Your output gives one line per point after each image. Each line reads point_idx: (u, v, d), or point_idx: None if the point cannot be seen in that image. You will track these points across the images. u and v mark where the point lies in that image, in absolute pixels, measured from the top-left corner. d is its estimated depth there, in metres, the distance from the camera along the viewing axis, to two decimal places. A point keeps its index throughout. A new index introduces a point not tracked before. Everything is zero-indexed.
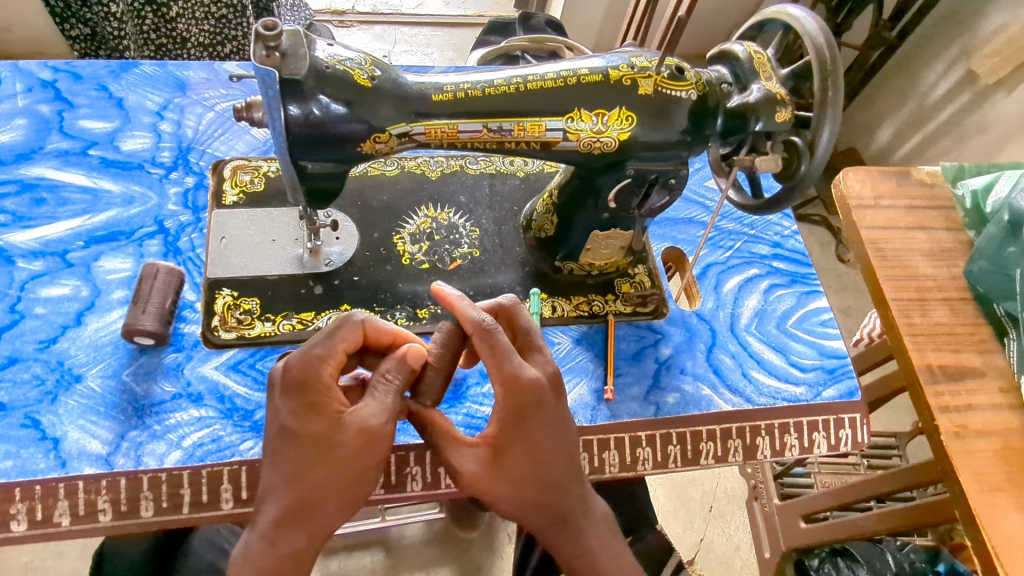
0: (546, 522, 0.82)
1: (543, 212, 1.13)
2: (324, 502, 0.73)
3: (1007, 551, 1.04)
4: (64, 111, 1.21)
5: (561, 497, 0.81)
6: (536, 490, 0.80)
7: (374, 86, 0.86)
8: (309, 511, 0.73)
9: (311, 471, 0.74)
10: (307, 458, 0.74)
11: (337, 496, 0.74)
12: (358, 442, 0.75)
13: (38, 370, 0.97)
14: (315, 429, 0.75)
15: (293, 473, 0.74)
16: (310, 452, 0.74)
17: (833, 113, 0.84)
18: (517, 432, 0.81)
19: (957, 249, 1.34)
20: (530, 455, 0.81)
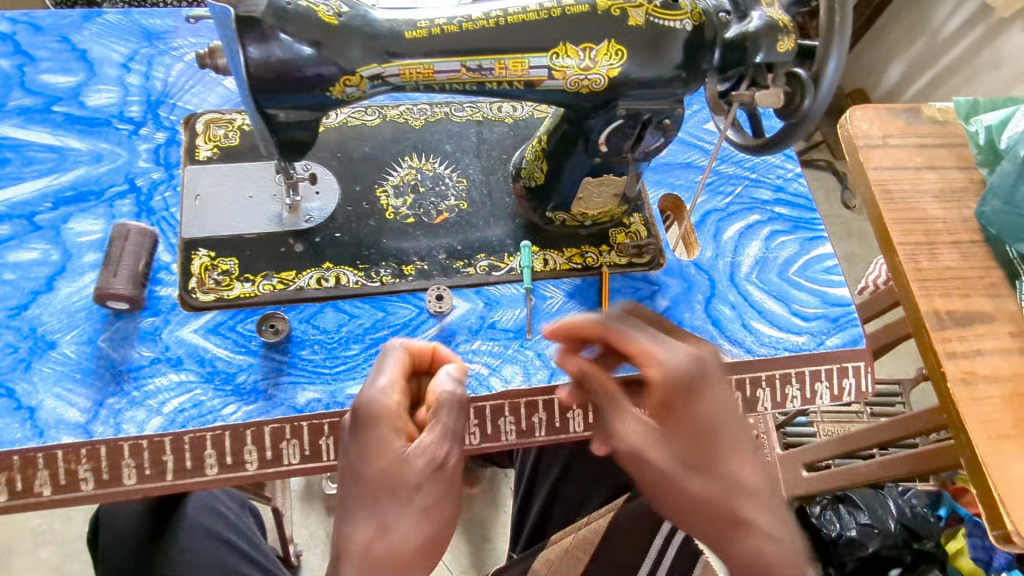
0: (718, 521, 0.69)
1: (531, 159, 1.06)
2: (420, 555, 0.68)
3: (1013, 497, 1.02)
4: (25, 66, 1.15)
5: (744, 537, 0.68)
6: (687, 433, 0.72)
7: (341, 23, 0.80)
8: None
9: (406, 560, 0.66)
10: (388, 473, 0.69)
11: (428, 556, 0.68)
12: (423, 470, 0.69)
13: (10, 338, 0.94)
14: (386, 453, 0.70)
15: (427, 534, 0.68)
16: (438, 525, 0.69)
17: (841, 40, 0.77)
18: (708, 376, 0.74)
19: (969, 189, 1.27)
20: (704, 453, 0.71)
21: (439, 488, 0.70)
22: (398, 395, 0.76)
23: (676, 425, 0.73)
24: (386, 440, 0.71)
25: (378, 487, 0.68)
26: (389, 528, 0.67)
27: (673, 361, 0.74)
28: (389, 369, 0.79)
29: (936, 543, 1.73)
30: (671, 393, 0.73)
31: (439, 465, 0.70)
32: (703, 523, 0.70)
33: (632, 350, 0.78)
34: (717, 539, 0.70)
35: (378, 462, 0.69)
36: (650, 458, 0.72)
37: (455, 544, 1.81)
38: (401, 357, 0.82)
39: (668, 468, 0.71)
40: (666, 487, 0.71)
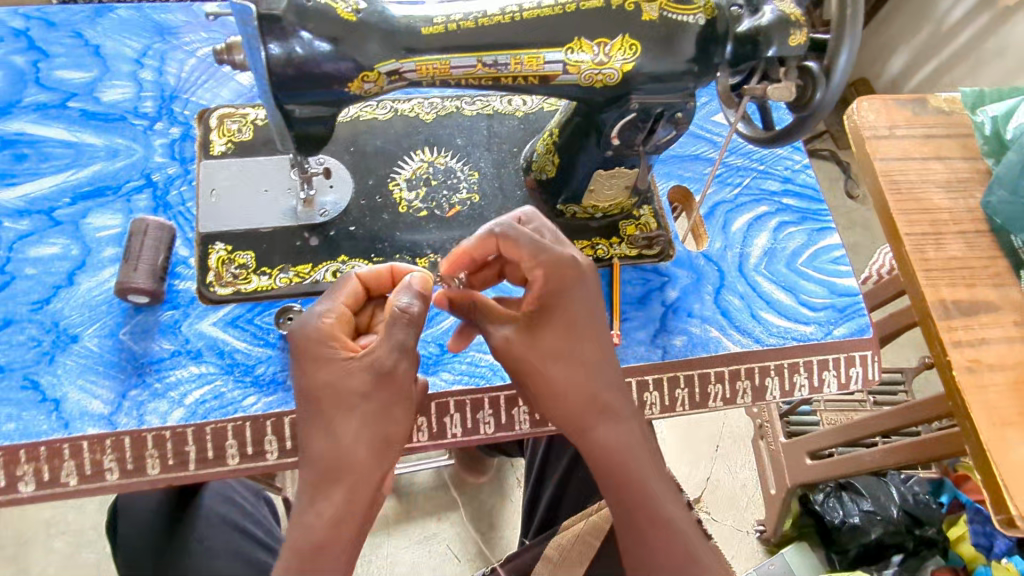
0: (580, 405, 0.83)
1: (543, 152, 1.07)
2: (375, 457, 0.76)
3: (1017, 483, 1.04)
4: (39, 62, 1.16)
5: (599, 421, 0.83)
6: (575, 352, 0.84)
7: (360, 19, 0.81)
8: (328, 548, 0.73)
9: (361, 462, 0.75)
10: (339, 387, 0.77)
11: (382, 463, 0.77)
12: (370, 382, 0.77)
13: (33, 332, 0.96)
14: (333, 366, 0.79)
15: (378, 436, 0.76)
16: (395, 425, 0.78)
17: (853, 32, 0.78)
18: (589, 276, 0.87)
19: (974, 179, 1.29)
20: (568, 345, 0.84)
21: (386, 396, 0.77)
22: (337, 319, 0.84)
23: (545, 321, 0.85)
24: (330, 357, 0.79)
25: (328, 400, 0.77)
26: (342, 435, 0.76)
27: (552, 254, 0.85)
28: (335, 297, 0.86)
29: (937, 529, 1.76)
30: (549, 292, 0.85)
31: (384, 375, 0.77)
32: (571, 404, 0.84)
33: (521, 257, 0.85)
34: (578, 423, 0.84)
35: (326, 376, 0.78)
36: (537, 349, 0.84)
37: (463, 533, 1.84)
38: (354, 284, 0.87)
39: (538, 351, 0.84)
40: (536, 374, 0.84)
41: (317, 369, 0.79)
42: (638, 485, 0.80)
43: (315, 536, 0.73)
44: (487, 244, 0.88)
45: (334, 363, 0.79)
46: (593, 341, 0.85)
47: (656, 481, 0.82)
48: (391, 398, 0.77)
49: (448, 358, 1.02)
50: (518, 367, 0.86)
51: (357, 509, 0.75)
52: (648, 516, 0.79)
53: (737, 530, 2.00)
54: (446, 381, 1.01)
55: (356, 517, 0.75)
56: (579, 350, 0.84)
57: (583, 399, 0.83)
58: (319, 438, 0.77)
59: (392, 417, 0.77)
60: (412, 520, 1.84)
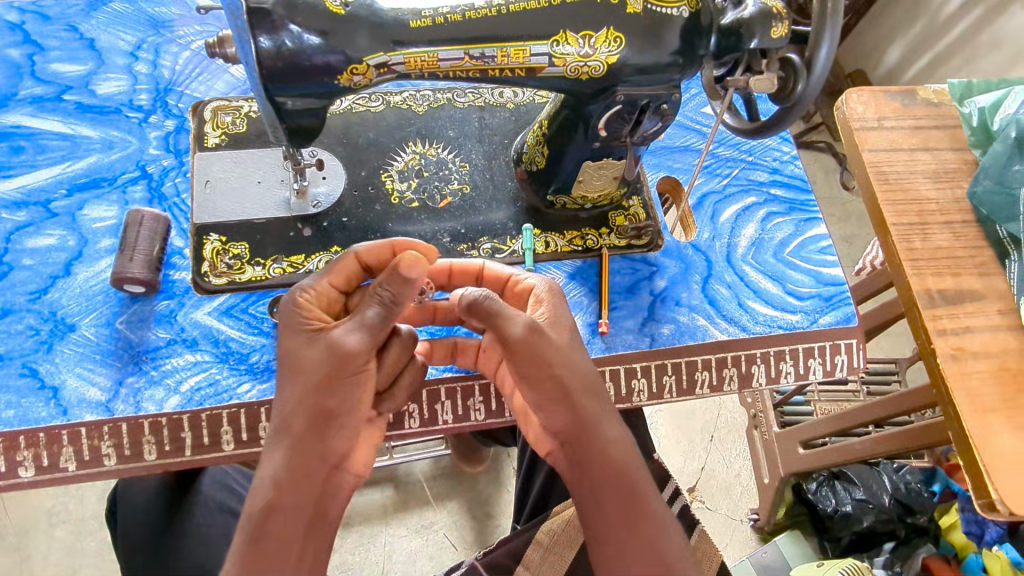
0: (598, 401, 0.82)
1: (533, 144, 1.09)
2: (322, 426, 0.78)
3: (999, 468, 1.06)
4: (35, 55, 1.17)
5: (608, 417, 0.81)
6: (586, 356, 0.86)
7: (348, 12, 0.82)
8: (276, 511, 0.74)
9: (307, 431, 0.77)
10: (296, 358, 0.80)
11: (321, 436, 0.78)
12: (322, 355, 0.79)
13: (32, 321, 0.97)
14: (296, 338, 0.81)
15: (320, 406, 0.77)
16: (339, 398, 0.79)
17: (833, 25, 0.79)
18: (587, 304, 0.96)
19: (962, 170, 1.30)
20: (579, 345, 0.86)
21: (335, 372, 0.78)
22: (314, 294, 0.86)
23: (563, 324, 0.88)
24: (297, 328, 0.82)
25: (288, 371, 0.80)
26: (292, 403, 0.78)
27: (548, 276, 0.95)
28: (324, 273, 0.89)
29: (929, 518, 1.78)
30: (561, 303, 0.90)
31: (338, 350, 0.78)
32: (592, 400, 0.81)
33: (509, 274, 0.97)
34: (596, 417, 0.80)
35: (291, 346, 0.81)
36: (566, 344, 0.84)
37: (460, 522, 1.86)
38: (347, 263, 0.89)
39: (566, 347, 0.84)
40: (563, 364, 0.81)
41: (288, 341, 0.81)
42: (644, 489, 0.77)
43: (263, 499, 0.74)
44: (472, 267, 0.99)
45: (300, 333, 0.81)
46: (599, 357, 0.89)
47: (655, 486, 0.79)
48: (339, 371, 0.78)
49: None
50: (545, 354, 0.81)
51: (300, 478, 0.75)
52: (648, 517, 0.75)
53: (732, 519, 2.02)
54: (438, 370, 1.03)
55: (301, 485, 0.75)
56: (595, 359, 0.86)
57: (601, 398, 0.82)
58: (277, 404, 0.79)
59: (340, 389, 0.79)
60: (408, 509, 1.87)
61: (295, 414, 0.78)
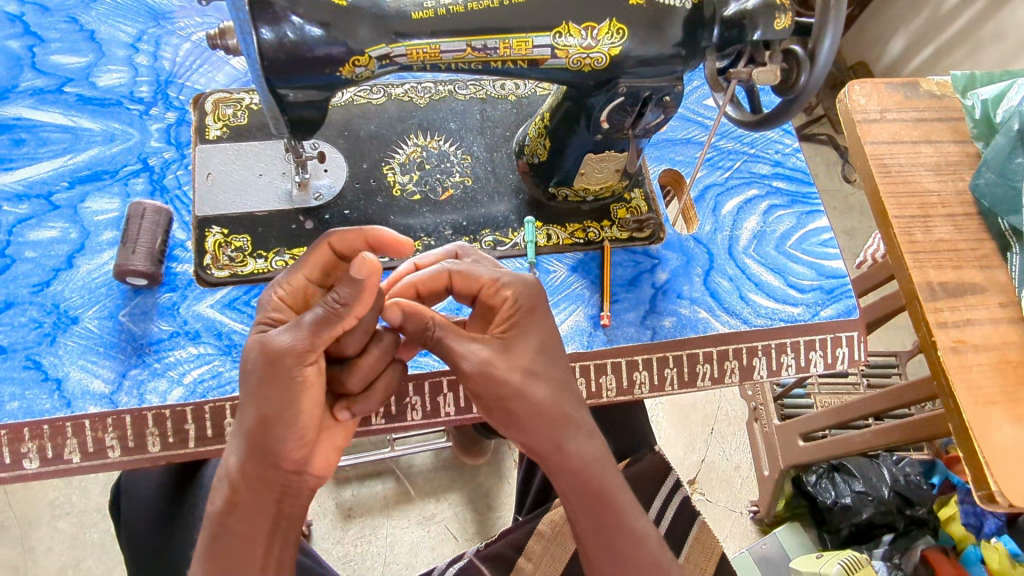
0: (556, 431, 0.77)
1: (535, 136, 1.09)
2: (261, 431, 0.73)
3: (999, 460, 1.06)
4: (35, 47, 1.17)
5: (570, 437, 0.77)
6: (548, 369, 0.79)
7: (350, 4, 0.83)
8: (237, 510, 0.75)
9: (255, 433, 0.73)
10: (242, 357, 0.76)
11: (265, 440, 0.73)
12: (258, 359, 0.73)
13: (35, 314, 0.98)
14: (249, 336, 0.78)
15: (257, 409, 0.73)
16: (273, 403, 0.73)
17: (837, 16, 0.79)
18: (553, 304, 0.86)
19: (964, 162, 1.30)
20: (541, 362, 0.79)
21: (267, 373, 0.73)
22: (283, 290, 0.82)
23: (520, 341, 0.80)
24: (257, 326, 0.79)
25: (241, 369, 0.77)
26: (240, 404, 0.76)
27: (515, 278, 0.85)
28: (298, 266, 0.83)
29: (928, 510, 1.78)
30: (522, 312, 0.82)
31: (269, 352, 0.73)
32: (549, 426, 0.76)
33: (480, 282, 0.85)
34: (555, 441, 0.76)
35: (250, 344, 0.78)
36: (518, 370, 0.77)
37: (462, 514, 1.87)
38: (320, 256, 0.83)
39: (520, 372, 0.77)
40: (516, 396, 0.76)
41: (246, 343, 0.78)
42: (613, 500, 0.77)
43: (223, 498, 0.75)
44: (439, 277, 0.88)
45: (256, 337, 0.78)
46: (567, 364, 0.82)
47: (627, 497, 0.79)
48: (272, 376, 0.73)
49: None
50: (488, 387, 0.77)
51: (252, 480, 0.75)
52: (615, 534, 0.77)
53: (732, 510, 2.03)
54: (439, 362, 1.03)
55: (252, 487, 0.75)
56: (556, 374, 0.79)
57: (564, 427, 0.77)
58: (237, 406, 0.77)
59: (278, 394, 0.73)
60: (409, 501, 1.87)
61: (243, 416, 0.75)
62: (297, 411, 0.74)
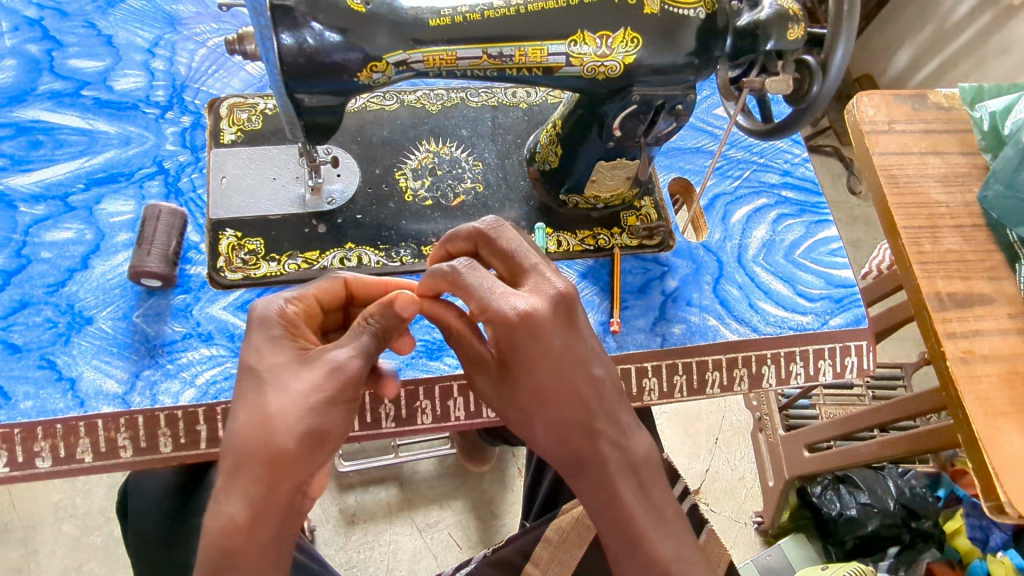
0: (563, 466, 0.72)
1: (546, 143, 1.10)
2: (292, 455, 0.63)
3: (1008, 471, 1.06)
4: (53, 51, 1.18)
5: (567, 463, 0.71)
6: (538, 400, 0.72)
7: (369, 11, 0.84)
8: (237, 560, 0.60)
9: (285, 455, 0.63)
10: (269, 369, 0.69)
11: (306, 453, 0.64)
12: (320, 371, 0.68)
13: (49, 314, 0.98)
14: (276, 348, 0.71)
15: (308, 422, 0.65)
16: (326, 417, 0.66)
17: (850, 28, 0.80)
18: (551, 325, 0.72)
19: (972, 174, 1.30)
20: (527, 391, 0.72)
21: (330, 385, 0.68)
22: (298, 303, 0.79)
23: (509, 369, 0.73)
24: (283, 336, 0.73)
25: (251, 381, 0.69)
26: (248, 426, 0.65)
27: (494, 310, 0.72)
28: (309, 288, 0.83)
29: (934, 523, 1.77)
30: (502, 345, 0.73)
31: (333, 366, 0.69)
32: (547, 453, 0.73)
33: (470, 305, 0.74)
34: (559, 469, 0.72)
35: (257, 357, 0.70)
36: (502, 406, 0.75)
37: (464, 521, 1.87)
38: (336, 284, 0.86)
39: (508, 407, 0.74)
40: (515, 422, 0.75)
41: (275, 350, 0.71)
42: (624, 526, 0.69)
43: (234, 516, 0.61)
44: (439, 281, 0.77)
45: (279, 345, 0.72)
46: (571, 386, 0.70)
47: (645, 517, 0.69)
48: (335, 389, 0.68)
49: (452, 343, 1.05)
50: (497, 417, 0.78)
51: (272, 500, 0.62)
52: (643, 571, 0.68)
53: (736, 521, 2.02)
54: (449, 366, 1.04)
55: (266, 531, 0.61)
56: (544, 409, 0.71)
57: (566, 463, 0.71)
58: (249, 411, 0.66)
59: (329, 409, 0.67)
60: (412, 508, 1.87)
61: (278, 423, 0.64)
62: (340, 432, 0.67)
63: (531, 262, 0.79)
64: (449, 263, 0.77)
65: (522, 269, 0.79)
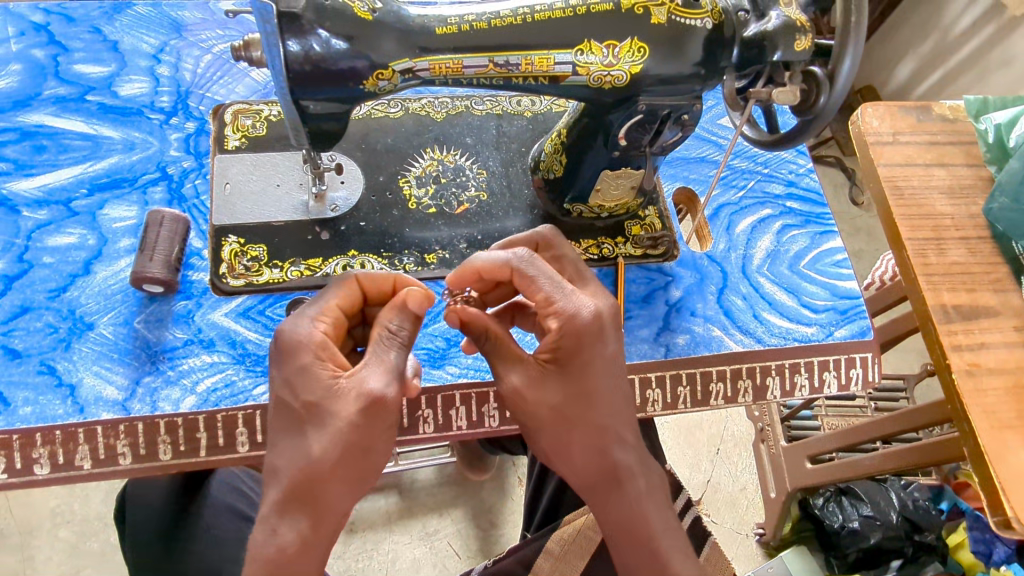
0: (596, 478, 0.75)
1: (550, 152, 1.09)
2: (332, 488, 0.68)
3: (1014, 486, 1.05)
4: (59, 56, 1.18)
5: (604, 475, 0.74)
6: (588, 407, 0.74)
7: (376, 18, 0.84)
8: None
9: (324, 490, 0.68)
10: (303, 404, 0.71)
11: (346, 481, 0.69)
12: (356, 405, 0.69)
13: (50, 319, 0.98)
14: (305, 381, 0.71)
15: (346, 455, 0.68)
16: (363, 448, 0.69)
17: (857, 40, 0.80)
18: (611, 332, 0.77)
19: (977, 186, 1.30)
20: (579, 396, 0.75)
21: (364, 419, 0.69)
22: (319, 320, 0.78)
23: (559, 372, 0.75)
24: (312, 365, 0.72)
25: (289, 414, 0.71)
26: (288, 465, 0.69)
27: (573, 308, 0.76)
28: (325, 298, 0.82)
29: (937, 536, 1.77)
30: (566, 345, 0.75)
31: (370, 398, 0.69)
32: (583, 462, 0.75)
33: (536, 296, 0.78)
34: (592, 480, 0.75)
35: (289, 389, 0.72)
36: (542, 408, 0.75)
37: (464, 530, 1.85)
38: (351, 288, 0.84)
39: (548, 409, 0.75)
40: (548, 429, 0.75)
41: (311, 382, 0.71)
42: (652, 541, 0.73)
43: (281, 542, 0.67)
44: (502, 269, 0.81)
45: (313, 375, 0.71)
46: (620, 401, 0.76)
47: (670, 538, 0.74)
48: (367, 422, 0.69)
49: (454, 351, 1.05)
50: (521, 419, 0.77)
51: (314, 529, 0.68)
52: None
53: (738, 533, 2.00)
54: (452, 375, 1.03)
55: (315, 558, 0.68)
56: (593, 417, 0.74)
57: (598, 474, 0.75)
58: (291, 447, 0.70)
59: (368, 441, 0.69)
60: (412, 517, 1.86)
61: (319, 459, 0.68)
62: (380, 457, 0.70)
63: (584, 269, 0.87)
64: (511, 252, 0.80)
65: (576, 274, 0.87)
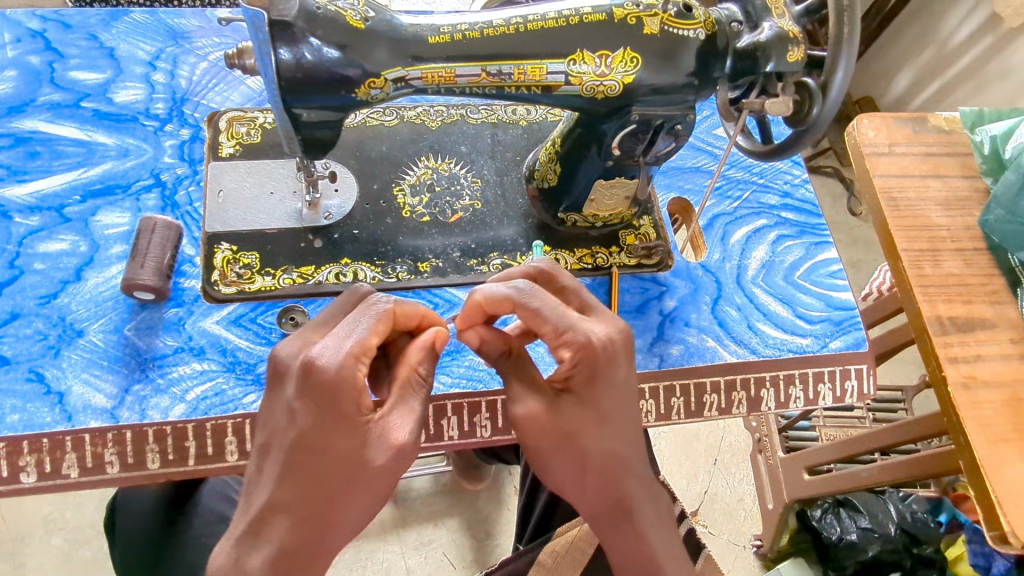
0: (607, 504, 0.74)
1: (545, 161, 1.09)
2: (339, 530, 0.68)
3: (1011, 500, 1.04)
4: (55, 62, 1.18)
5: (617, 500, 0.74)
6: (604, 433, 0.73)
7: (368, 27, 0.84)
8: None
9: (333, 528, 0.67)
10: (330, 452, 0.66)
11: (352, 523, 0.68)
12: (389, 456, 0.68)
13: (40, 326, 0.97)
14: (341, 429, 0.67)
15: (361, 496, 0.67)
16: (374, 490, 0.68)
17: (849, 52, 0.80)
18: (623, 356, 0.76)
19: (973, 198, 1.30)
20: (595, 420, 0.73)
21: (387, 467, 0.68)
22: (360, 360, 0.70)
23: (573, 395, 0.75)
24: (353, 412, 0.67)
25: (307, 454, 0.66)
26: (302, 506, 0.66)
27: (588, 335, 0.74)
28: (365, 331, 0.73)
29: (935, 548, 1.74)
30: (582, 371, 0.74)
31: (399, 452, 0.68)
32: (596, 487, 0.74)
33: (543, 329, 0.76)
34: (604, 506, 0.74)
35: (318, 431, 0.67)
36: (556, 433, 0.73)
37: (459, 540, 1.84)
38: (386, 319, 0.76)
39: (562, 434, 0.73)
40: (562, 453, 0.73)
41: (339, 425, 0.67)
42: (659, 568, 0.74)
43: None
44: (504, 302, 0.78)
45: (349, 425, 0.67)
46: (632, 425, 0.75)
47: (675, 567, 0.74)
48: (392, 470, 0.69)
49: (446, 361, 1.04)
50: (533, 444, 0.75)
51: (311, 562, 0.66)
52: None
53: (735, 545, 1.99)
54: (444, 385, 1.02)
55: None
56: (604, 441, 0.73)
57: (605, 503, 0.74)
58: (306, 484, 0.66)
59: (385, 488, 0.69)
60: (407, 526, 1.84)
61: (334, 498, 0.66)
62: (385, 499, 0.71)
63: (593, 298, 0.82)
64: (510, 286, 0.78)
65: (585, 304, 0.81)
